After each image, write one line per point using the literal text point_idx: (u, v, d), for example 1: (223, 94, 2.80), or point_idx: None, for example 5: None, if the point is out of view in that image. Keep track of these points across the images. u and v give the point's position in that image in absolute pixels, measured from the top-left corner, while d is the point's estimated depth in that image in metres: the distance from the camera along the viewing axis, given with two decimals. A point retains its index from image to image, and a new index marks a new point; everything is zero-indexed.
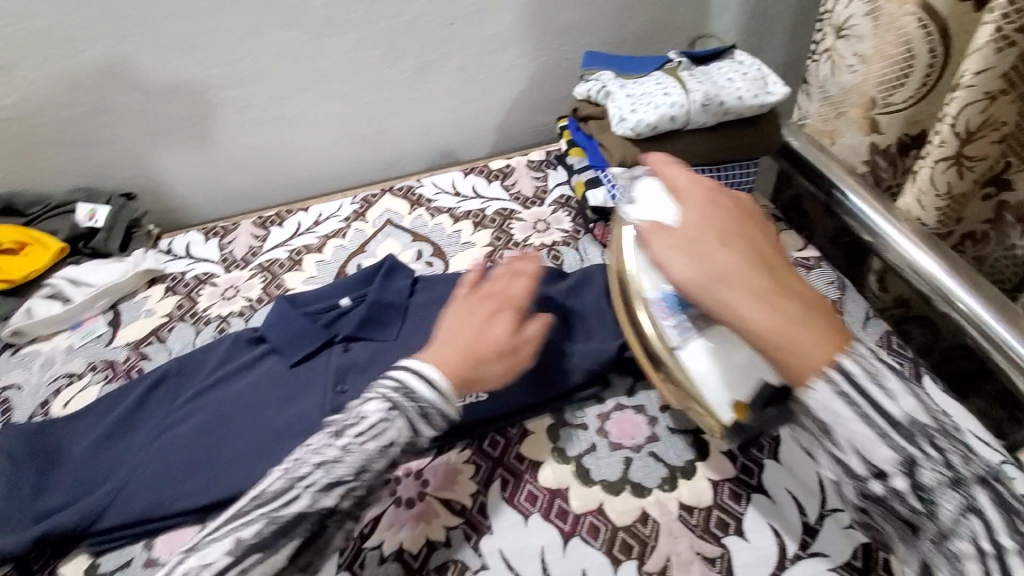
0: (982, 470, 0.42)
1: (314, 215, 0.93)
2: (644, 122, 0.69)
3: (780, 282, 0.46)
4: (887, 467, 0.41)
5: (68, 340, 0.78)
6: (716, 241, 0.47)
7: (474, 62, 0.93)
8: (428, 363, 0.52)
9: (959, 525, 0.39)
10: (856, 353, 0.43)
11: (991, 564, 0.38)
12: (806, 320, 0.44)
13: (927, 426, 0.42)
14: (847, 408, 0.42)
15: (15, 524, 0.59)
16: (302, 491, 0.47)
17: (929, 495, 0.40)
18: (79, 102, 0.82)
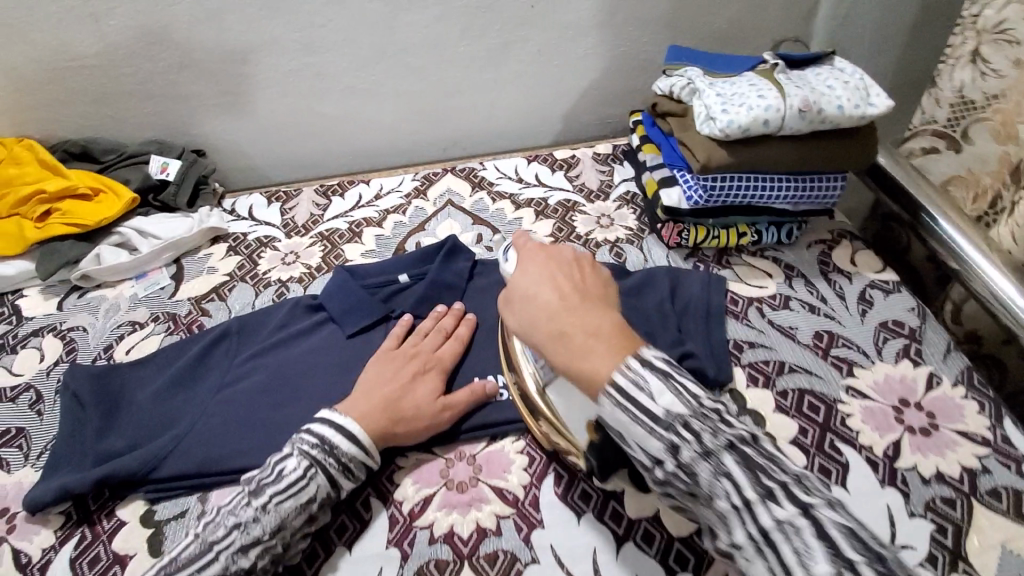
0: (732, 437, 0.42)
1: (375, 188, 0.93)
2: (735, 123, 0.67)
3: (571, 314, 0.48)
4: (660, 453, 0.42)
5: (132, 289, 0.80)
6: (533, 290, 0.51)
7: (551, 46, 0.91)
8: (347, 417, 0.56)
9: (717, 487, 0.40)
10: (630, 364, 0.44)
11: (745, 518, 0.39)
12: (596, 341, 0.46)
13: (682, 413, 0.42)
14: (625, 416, 0.43)
15: (78, 462, 0.60)
16: (217, 555, 0.48)
17: (691, 470, 0.41)
18: (162, 55, 0.83)
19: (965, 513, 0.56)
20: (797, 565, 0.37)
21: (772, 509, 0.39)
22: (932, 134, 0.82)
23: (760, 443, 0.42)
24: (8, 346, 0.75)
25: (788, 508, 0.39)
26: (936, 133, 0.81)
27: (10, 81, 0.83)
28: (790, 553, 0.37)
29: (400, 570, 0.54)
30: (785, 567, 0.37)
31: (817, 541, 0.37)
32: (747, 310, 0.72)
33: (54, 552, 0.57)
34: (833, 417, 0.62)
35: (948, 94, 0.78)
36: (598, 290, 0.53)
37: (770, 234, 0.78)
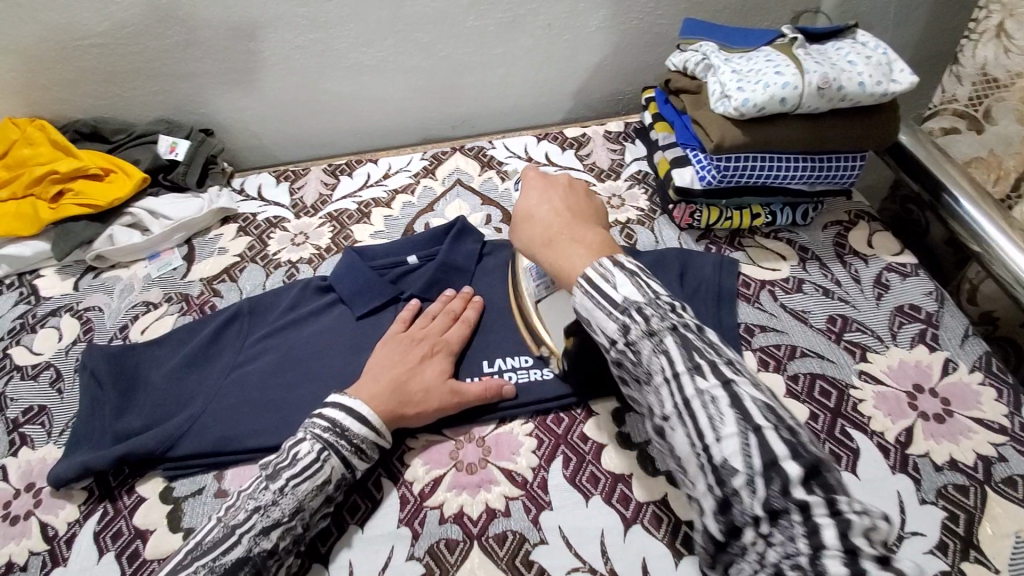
0: (681, 323, 0.45)
1: (383, 167, 0.92)
2: (751, 101, 0.65)
3: (561, 230, 0.54)
4: (613, 332, 0.47)
5: (146, 270, 0.81)
6: (532, 211, 0.57)
7: (561, 21, 0.88)
8: (356, 400, 0.57)
9: (654, 361, 0.44)
10: (602, 261, 0.49)
11: (674, 388, 0.42)
12: (578, 245, 0.52)
13: (639, 301, 0.46)
14: (590, 302, 0.48)
15: (99, 440, 0.62)
16: (240, 538, 0.50)
17: (635, 346, 0.45)
18: (167, 32, 0.82)
19: (978, 501, 0.55)
20: (709, 429, 0.40)
21: (697, 382, 0.42)
22: (953, 114, 0.81)
23: (706, 332, 0.45)
24: (28, 325, 0.76)
25: (712, 381, 0.41)
26: (957, 112, 0.80)
27: (19, 60, 0.83)
28: (705, 418, 0.41)
29: (411, 549, 0.55)
30: (698, 433, 0.41)
31: (730, 410, 0.40)
32: (759, 293, 0.71)
33: (80, 526, 0.59)
34: (844, 403, 0.62)
35: (970, 72, 0.77)
36: (590, 211, 0.58)
37: (784, 215, 0.77)
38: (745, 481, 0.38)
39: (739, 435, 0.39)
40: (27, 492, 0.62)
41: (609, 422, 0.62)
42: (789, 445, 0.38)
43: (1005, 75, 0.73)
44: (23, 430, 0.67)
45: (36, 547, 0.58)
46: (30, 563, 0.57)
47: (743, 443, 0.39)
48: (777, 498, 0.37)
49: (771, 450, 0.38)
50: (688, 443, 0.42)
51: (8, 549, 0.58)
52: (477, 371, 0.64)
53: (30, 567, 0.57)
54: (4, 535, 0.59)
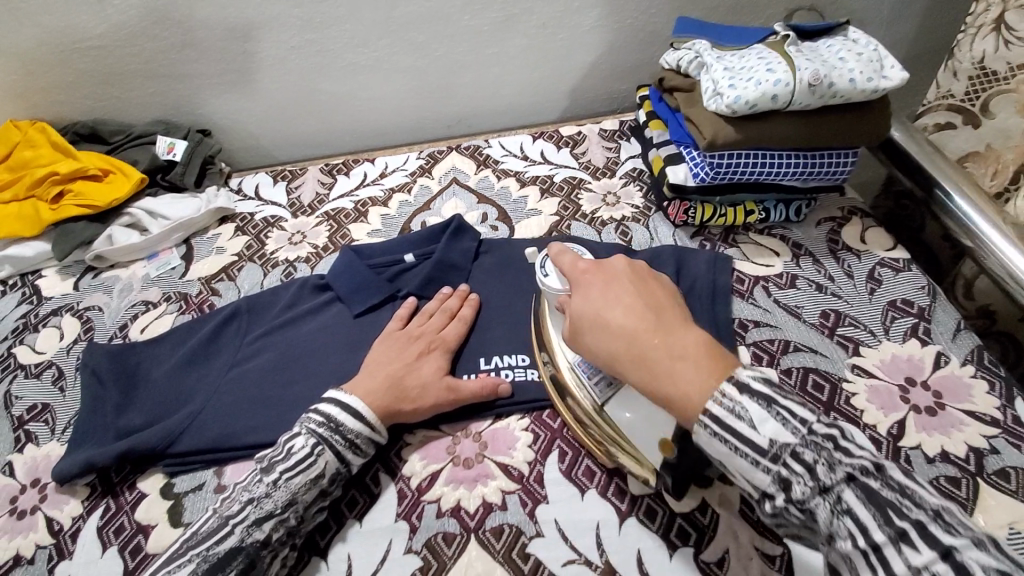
0: (853, 469, 0.41)
1: (380, 166, 0.93)
2: (743, 99, 0.65)
3: (652, 341, 0.46)
4: (768, 487, 0.43)
5: (145, 269, 0.82)
6: (601, 314, 0.49)
7: (556, 21, 0.88)
8: (351, 395, 0.58)
9: (835, 523, 0.41)
10: (723, 391, 0.43)
11: (875, 561, 0.39)
12: (682, 361, 0.45)
13: (791, 444, 0.42)
14: (726, 446, 0.43)
15: (100, 437, 0.63)
16: (233, 529, 0.50)
17: (806, 505, 0.42)
18: (165, 33, 0.82)
19: (971, 492, 0.56)
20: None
21: (903, 550, 0.38)
22: (948, 109, 0.82)
23: (885, 473, 0.42)
24: (30, 324, 0.77)
25: (925, 552, 0.37)
26: (953, 108, 0.81)
27: (17, 62, 0.83)
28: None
29: (409, 543, 0.56)
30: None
31: None
32: (753, 289, 0.72)
33: (82, 522, 0.60)
34: (838, 396, 0.63)
35: (967, 66, 0.78)
36: (667, 298, 0.51)
37: (778, 212, 0.78)
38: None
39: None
40: (32, 487, 0.62)
41: None
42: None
43: (1004, 68, 0.75)
44: (27, 427, 0.67)
45: (43, 540, 0.59)
46: (36, 557, 0.58)
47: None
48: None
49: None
50: None
51: (15, 543, 0.59)
52: (474, 367, 0.65)
53: (36, 561, 0.58)
54: (10, 529, 0.60)
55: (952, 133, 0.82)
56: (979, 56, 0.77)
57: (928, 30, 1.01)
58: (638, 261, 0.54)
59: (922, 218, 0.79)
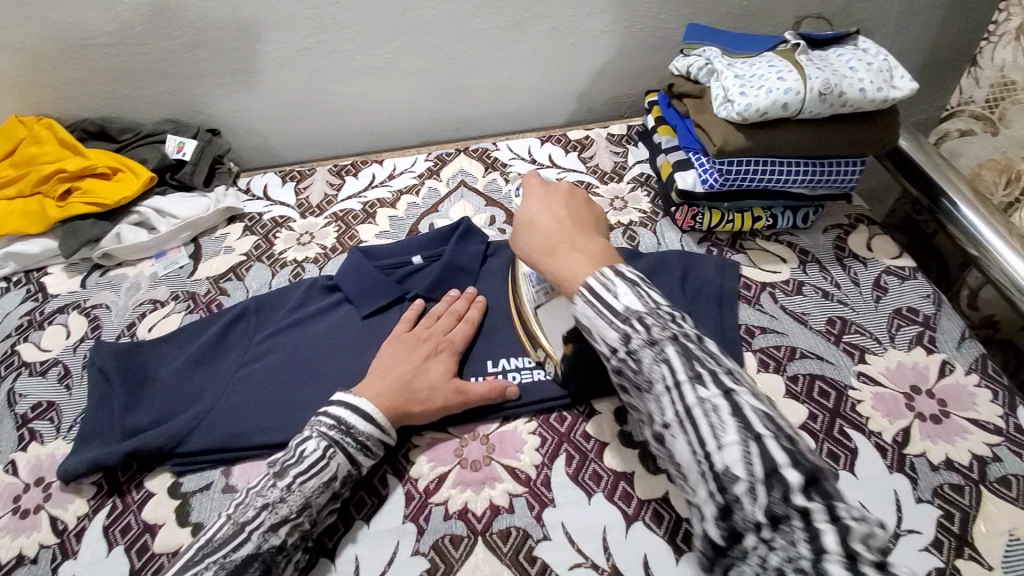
0: (681, 333, 0.45)
1: (388, 168, 0.93)
2: (753, 106, 0.66)
3: (562, 237, 0.55)
4: (614, 342, 0.47)
5: (152, 268, 0.82)
6: (532, 218, 0.59)
7: (565, 26, 0.89)
8: (361, 397, 0.58)
9: (655, 370, 0.44)
10: (603, 271, 0.49)
11: (675, 397, 0.42)
12: (576, 253, 0.53)
13: (639, 311, 0.46)
14: (592, 311, 0.48)
15: (107, 435, 0.63)
16: (249, 535, 0.50)
17: (636, 355, 0.45)
18: (176, 33, 0.83)
19: (973, 500, 0.56)
20: (710, 438, 0.40)
21: (698, 391, 0.42)
22: (970, 116, 0.82)
23: (704, 342, 0.44)
24: (35, 322, 0.77)
25: (712, 391, 0.41)
26: (974, 115, 0.81)
27: (28, 60, 0.83)
28: (705, 427, 0.40)
29: (416, 544, 0.56)
30: (700, 441, 0.41)
31: (732, 419, 0.40)
32: (760, 295, 0.72)
33: (88, 520, 0.60)
34: (843, 403, 0.63)
35: (988, 74, 0.79)
36: (591, 220, 0.60)
37: (785, 219, 0.78)
38: (747, 489, 0.38)
39: (740, 444, 0.39)
40: (36, 486, 0.62)
41: (611, 421, 0.63)
42: (790, 454, 0.38)
43: (1023, 78, 0.75)
44: (32, 425, 0.67)
45: (46, 540, 0.59)
46: (40, 556, 0.58)
47: (745, 451, 0.38)
48: (779, 505, 0.37)
49: (773, 458, 0.38)
50: (692, 449, 0.41)
51: (18, 543, 0.59)
52: (481, 370, 0.65)
53: (40, 560, 0.58)
54: (14, 528, 0.60)
55: (972, 139, 0.82)
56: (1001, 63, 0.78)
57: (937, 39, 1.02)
58: (581, 191, 0.64)
59: (930, 225, 0.80)
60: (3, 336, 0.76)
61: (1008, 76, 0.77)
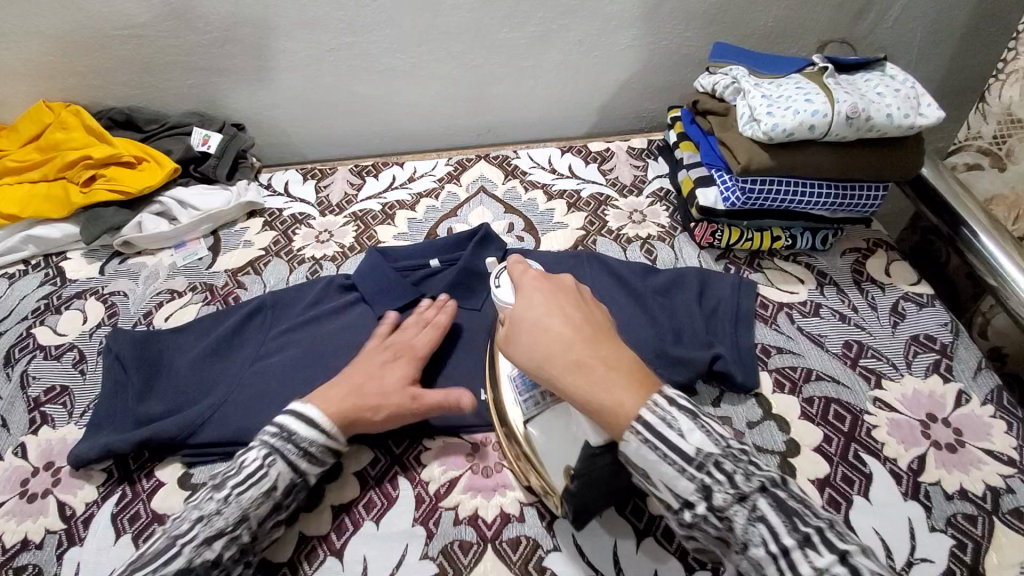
0: (766, 480, 0.43)
1: (409, 170, 0.94)
2: (780, 127, 0.66)
3: (588, 349, 0.49)
4: (691, 497, 0.43)
5: (172, 258, 0.82)
6: (541, 321, 0.51)
7: (592, 38, 0.90)
8: (307, 404, 0.56)
9: (749, 529, 0.42)
10: (656, 402, 0.45)
11: (784, 566, 0.40)
12: (615, 371, 0.47)
13: (714, 454, 0.43)
14: (654, 453, 0.44)
15: (120, 423, 0.63)
16: (181, 548, 0.48)
17: (723, 513, 0.42)
18: (209, 28, 0.84)
19: (986, 530, 0.56)
20: None
21: (810, 556, 0.40)
22: (977, 150, 0.83)
23: (789, 486, 0.44)
24: (53, 306, 0.77)
25: (828, 556, 0.40)
26: (981, 149, 0.82)
27: (60, 47, 0.85)
28: None
29: (424, 548, 0.55)
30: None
31: None
32: (777, 315, 0.72)
33: (97, 507, 0.60)
34: (859, 427, 0.63)
35: (996, 110, 0.79)
36: (605, 323, 0.53)
37: (804, 240, 0.78)
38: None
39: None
40: (45, 471, 0.62)
41: None
42: None
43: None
44: (44, 409, 0.67)
45: (52, 526, 0.58)
46: (46, 541, 0.58)
47: None
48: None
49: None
50: None
51: (24, 527, 0.59)
52: None
53: (46, 545, 0.57)
54: (19, 512, 0.60)
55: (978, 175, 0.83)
56: (1008, 102, 0.78)
57: (955, 67, 1.03)
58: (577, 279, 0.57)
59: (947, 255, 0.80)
60: (19, 318, 0.76)
61: (1014, 112, 0.77)
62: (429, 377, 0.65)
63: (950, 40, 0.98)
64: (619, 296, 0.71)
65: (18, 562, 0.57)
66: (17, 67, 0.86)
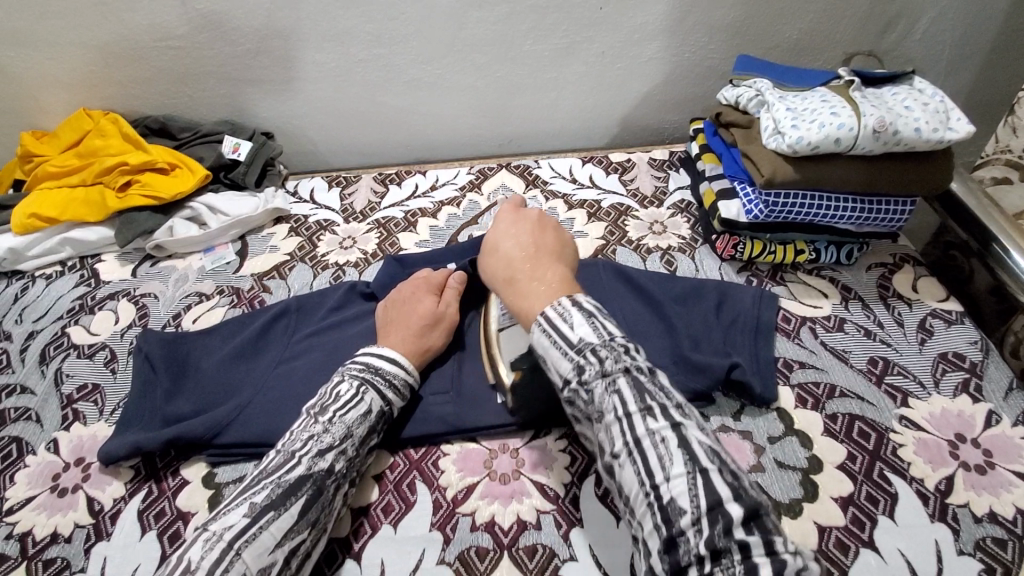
0: (631, 366, 0.49)
1: (431, 179, 0.95)
2: (805, 140, 0.66)
3: (522, 266, 0.58)
4: (568, 375, 0.50)
5: (201, 261, 0.85)
6: (497, 243, 0.62)
7: (615, 50, 0.90)
8: (383, 346, 0.62)
9: (607, 399, 0.48)
10: (560, 301, 0.53)
11: (626, 428, 0.46)
12: (535, 279, 0.56)
13: (592, 344, 0.49)
14: (549, 341, 0.51)
15: (149, 421, 0.65)
16: (300, 459, 0.52)
17: (589, 386, 0.48)
18: (242, 40, 0.86)
19: (1018, 556, 0.54)
20: (658, 468, 0.44)
21: (648, 424, 0.46)
22: (1004, 164, 0.84)
23: (655, 376, 0.49)
24: (86, 307, 0.80)
25: (661, 423, 0.45)
26: (1009, 163, 0.83)
27: (100, 56, 0.88)
28: (654, 458, 0.44)
29: (441, 554, 0.56)
30: (648, 471, 0.44)
31: (678, 452, 0.44)
32: (800, 329, 0.71)
33: (124, 503, 0.61)
34: (884, 445, 0.61)
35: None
36: (554, 250, 0.62)
37: (828, 254, 0.77)
38: (691, 521, 0.41)
39: (688, 477, 0.43)
40: (76, 466, 0.64)
41: None
42: (729, 487, 0.42)
43: None
44: (76, 406, 0.70)
45: (81, 520, 0.60)
46: (76, 535, 0.59)
47: (689, 483, 0.43)
48: (720, 537, 0.40)
49: (716, 491, 0.42)
50: (638, 478, 0.45)
51: (55, 520, 0.60)
52: None
53: (75, 539, 0.59)
54: (50, 506, 0.61)
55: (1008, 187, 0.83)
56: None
57: (986, 80, 1.01)
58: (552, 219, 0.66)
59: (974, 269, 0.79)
60: (55, 318, 0.79)
61: None
62: (446, 384, 0.65)
63: (979, 57, 0.97)
64: (636, 305, 0.71)
65: (49, 555, 0.58)
66: (61, 76, 0.90)
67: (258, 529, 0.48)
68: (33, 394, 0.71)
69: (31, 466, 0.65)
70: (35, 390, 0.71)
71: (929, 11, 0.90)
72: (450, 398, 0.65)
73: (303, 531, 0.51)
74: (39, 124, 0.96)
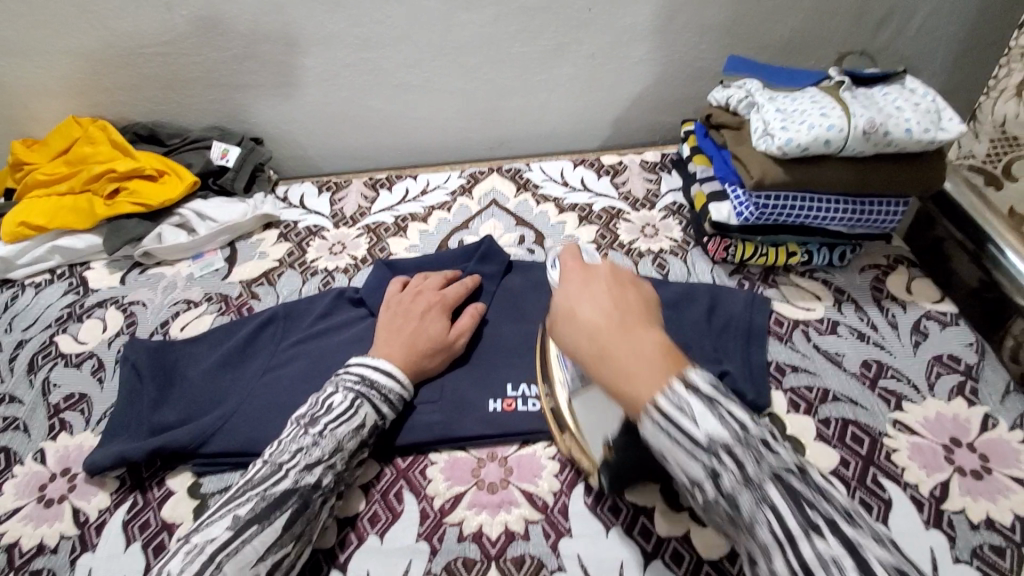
0: (777, 466, 0.39)
1: (421, 183, 0.95)
2: (794, 141, 0.65)
3: (613, 336, 0.44)
4: (698, 477, 0.40)
5: (189, 269, 0.84)
6: (572, 307, 0.47)
7: (605, 52, 0.89)
8: (377, 357, 0.60)
9: (756, 513, 0.38)
10: (673, 388, 0.40)
11: (787, 551, 0.36)
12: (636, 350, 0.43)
13: (726, 441, 0.39)
14: (666, 439, 0.40)
15: (135, 430, 0.64)
16: (287, 472, 0.52)
17: (732, 494, 0.38)
18: (229, 44, 0.86)
19: (1015, 564, 0.53)
20: None
21: (815, 543, 0.36)
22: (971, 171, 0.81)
23: (806, 474, 0.39)
24: (75, 315, 0.80)
25: (834, 544, 0.36)
26: (976, 168, 0.80)
27: (88, 64, 0.87)
28: None
29: (428, 564, 0.55)
30: None
31: None
32: (792, 332, 0.71)
33: (109, 514, 0.61)
34: (878, 451, 0.60)
35: (988, 128, 0.78)
36: (644, 308, 0.47)
37: (821, 256, 0.76)
38: None
39: None
40: (62, 477, 0.64)
41: None
42: None
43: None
44: (63, 416, 0.69)
45: (66, 531, 0.60)
46: (61, 546, 0.59)
47: None
48: None
49: None
50: None
51: (40, 531, 0.60)
52: (500, 393, 0.64)
53: (60, 550, 0.58)
54: (36, 517, 0.61)
55: None
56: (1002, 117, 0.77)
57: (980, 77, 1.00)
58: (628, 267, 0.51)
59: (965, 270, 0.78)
60: (43, 326, 0.78)
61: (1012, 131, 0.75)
62: (433, 392, 0.64)
63: (972, 54, 0.96)
64: None
65: (34, 566, 0.58)
66: (50, 84, 0.90)
67: (240, 542, 0.48)
68: (21, 404, 0.70)
69: (18, 476, 0.64)
70: (23, 399, 0.71)
71: (919, 9, 0.90)
72: (438, 406, 0.64)
73: (287, 545, 0.50)
74: (28, 131, 0.96)
